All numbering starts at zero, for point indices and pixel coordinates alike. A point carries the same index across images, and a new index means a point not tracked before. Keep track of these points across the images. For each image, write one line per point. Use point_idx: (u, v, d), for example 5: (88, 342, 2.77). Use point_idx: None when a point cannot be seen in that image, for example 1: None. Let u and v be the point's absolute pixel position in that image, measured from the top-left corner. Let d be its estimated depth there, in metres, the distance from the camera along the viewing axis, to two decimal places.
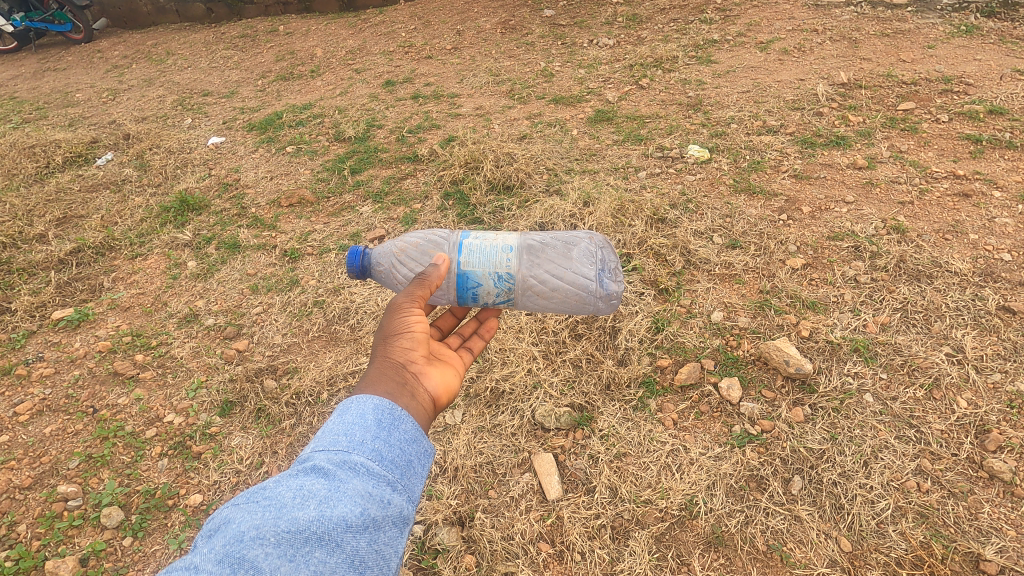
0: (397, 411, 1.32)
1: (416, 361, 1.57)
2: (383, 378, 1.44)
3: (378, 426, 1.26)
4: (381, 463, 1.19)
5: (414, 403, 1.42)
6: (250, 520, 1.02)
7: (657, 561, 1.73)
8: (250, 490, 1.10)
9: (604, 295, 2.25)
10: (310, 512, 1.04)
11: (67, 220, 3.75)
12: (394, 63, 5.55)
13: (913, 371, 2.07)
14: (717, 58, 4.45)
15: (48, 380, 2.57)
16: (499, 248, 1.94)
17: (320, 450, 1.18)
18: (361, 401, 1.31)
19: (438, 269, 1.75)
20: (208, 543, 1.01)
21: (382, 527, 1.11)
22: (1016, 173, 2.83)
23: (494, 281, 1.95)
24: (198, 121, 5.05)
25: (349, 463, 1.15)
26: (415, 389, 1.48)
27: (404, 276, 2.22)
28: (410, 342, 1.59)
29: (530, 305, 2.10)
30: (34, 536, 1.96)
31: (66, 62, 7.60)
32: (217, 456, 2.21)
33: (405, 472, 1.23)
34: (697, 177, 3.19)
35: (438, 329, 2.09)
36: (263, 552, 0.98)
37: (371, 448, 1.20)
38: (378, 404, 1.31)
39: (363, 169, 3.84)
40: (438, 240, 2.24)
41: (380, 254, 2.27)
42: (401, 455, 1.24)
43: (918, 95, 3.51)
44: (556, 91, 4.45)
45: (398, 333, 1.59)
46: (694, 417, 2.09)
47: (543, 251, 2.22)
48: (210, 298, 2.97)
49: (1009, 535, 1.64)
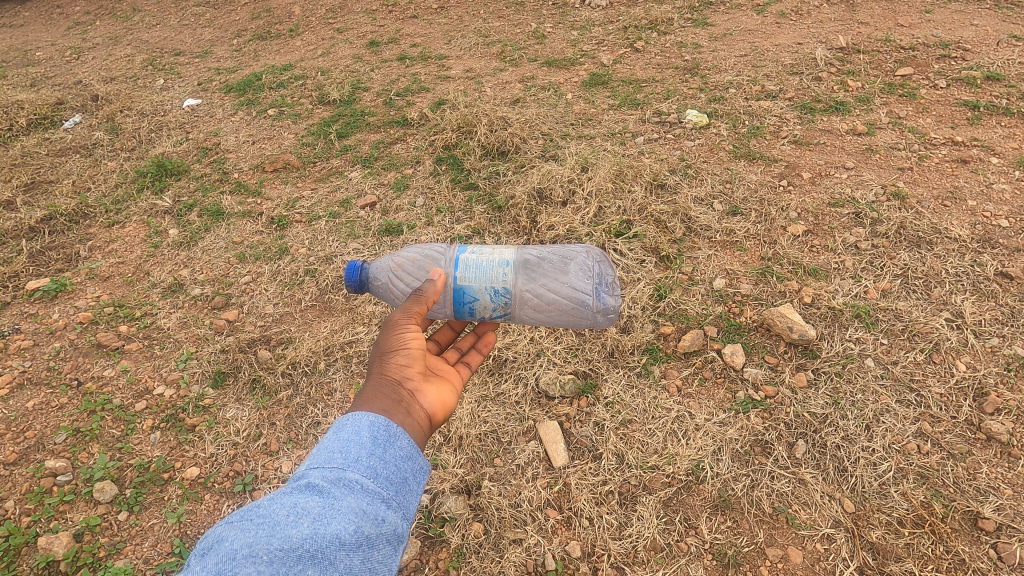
0: (392, 428, 1.28)
1: (412, 377, 1.50)
2: (377, 395, 1.38)
3: (373, 442, 1.21)
4: (376, 480, 1.15)
5: (410, 421, 1.36)
6: (243, 537, 0.97)
7: (665, 525, 1.75)
8: (243, 508, 1.04)
9: (601, 309, 2.14)
10: (303, 530, 1.00)
11: (36, 186, 3.55)
12: (378, 23, 5.33)
13: (913, 336, 2.10)
14: (713, 20, 4.36)
15: (27, 353, 2.46)
16: (496, 263, 1.83)
17: (314, 468, 1.14)
18: (357, 418, 1.27)
19: (434, 283, 1.68)
20: (199, 563, 0.95)
21: (376, 545, 1.07)
22: (1013, 139, 2.84)
23: (491, 296, 1.85)
24: (171, 82, 4.80)
25: (343, 480, 1.11)
26: (411, 407, 1.41)
27: (402, 291, 2.11)
28: (406, 358, 1.52)
29: (527, 319, 1.99)
30: (24, 512, 1.89)
31: (24, 18, 7.13)
32: (212, 428, 2.14)
33: (400, 489, 1.19)
34: (696, 143, 3.14)
35: (435, 343, 2.01)
36: (255, 570, 0.92)
37: (366, 465, 1.16)
38: (373, 421, 1.26)
39: (350, 133, 3.70)
40: (435, 254, 2.13)
41: (377, 268, 2.17)
42: (396, 472, 1.20)
43: (917, 60, 3.48)
44: (548, 53, 4.32)
45: (394, 349, 1.52)
46: (697, 383, 2.09)
47: (539, 264, 2.08)
48: (195, 267, 2.86)
49: (1006, 493, 1.68)
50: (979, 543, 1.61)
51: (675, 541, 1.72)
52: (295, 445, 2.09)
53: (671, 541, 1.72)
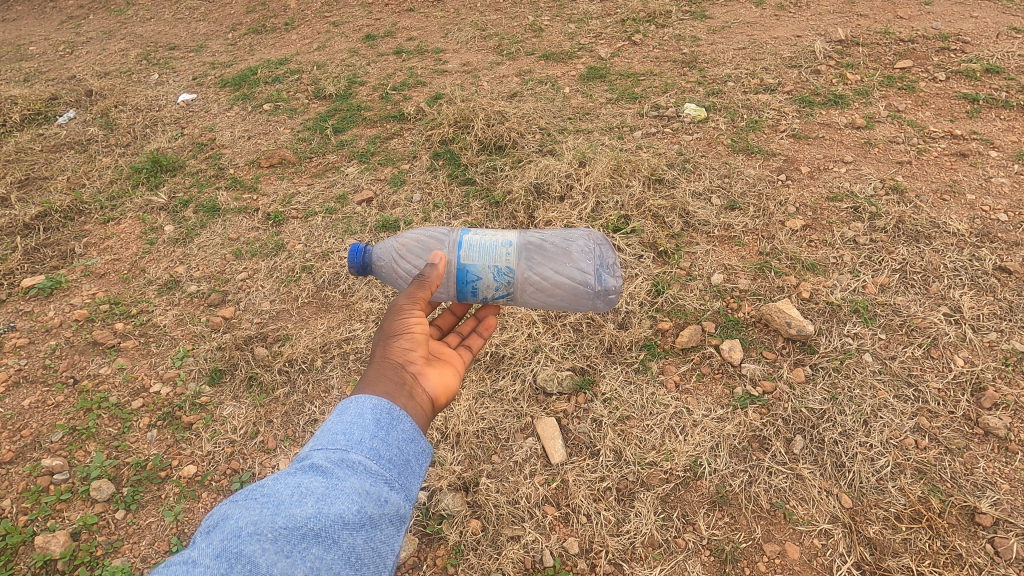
0: (396, 410, 1.26)
1: (415, 361, 1.49)
2: (381, 379, 1.37)
3: (377, 424, 1.20)
4: (379, 461, 1.13)
5: (413, 403, 1.34)
6: (247, 515, 0.97)
7: (663, 521, 1.75)
8: (248, 486, 1.04)
9: (603, 291, 2.13)
10: (307, 509, 0.99)
11: (30, 182, 3.53)
12: (374, 16, 5.28)
13: (911, 331, 2.09)
14: (712, 13, 4.33)
15: (23, 351, 2.44)
16: (500, 243, 1.83)
17: (318, 449, 1.12)
18: (361, 399, 1.25)
19: (437, 268, 1.66)
20: (205, 539, 0.96)
21: (379, 526, 1.06)
22: (1012, 132, 2.83)
23: (494, 275, 1.84)
24: (165, 76, 4.76)
25: (347, 461, 1.10)
26: (414, 390, 1.40)
27: (405, 271, 2.10)
28: (409, 342, 1.51)
29: (530, 301, 1.98)
30: (20, 511, 1.88)
31: (16, 12, 7.07)
32: (209, 426, 2.14)
33: (403, 471, 1.17)
34: (694, 137, 3.13)
35: (438, 328, 1.99)
36: (260, 548, 0.93)
37: (370, 446, 1.14)
38: (377, 402, 1.24)
39: (346, 127, 3.68)
40: (437, 237, 2.13)
41: (380, 250, 2.16)
42: (400, 453, 1.18)
43: (916, 53, 3.46)
44: (546, 46, 4.29)
45: (397, 334, 1.51)
46: (696, 379, 2.09)
47: (541, 247, 2.08)
48: (191, 264, 2.85)
49: (1003, 488, 1.69)
50: (976, 538, 1.61)
51: (673, 537, 1.72)
52: (292, 443, 2.08)
53: (669, 537, 1.72)
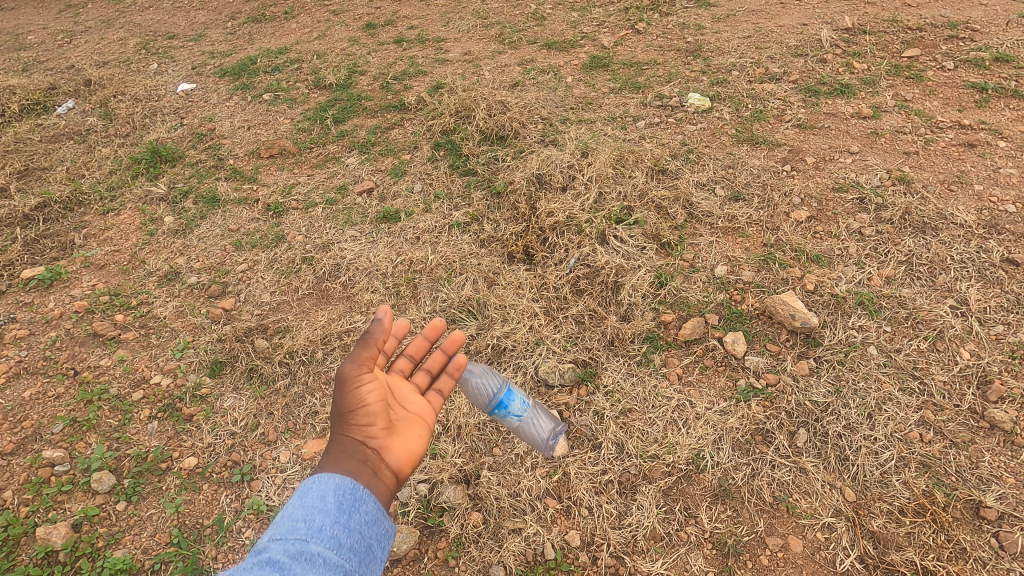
0: (358, 490, 1.25)
1: (376, 436, 1.42)
2: (340, 466, 1.31)
3: (338, 509, 1.19)
4: (340, 551, 1.12)
5: (377, 488, 1.30)
6: None
7: (665, 514, 1.75)
8: None
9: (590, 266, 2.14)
10: None
11: (30, 172, 3.50)
12: (374, 5, 5.22)
13: (917, 323, 2.07)
14: (716, 1, 4.27)
15: (23, 342, 2.43)
16: None
17: (276, 540, 1.12)
18: (321, 482, 1.24)
19: (382, 324, 1.52)
20: None
21: None
22: (1021, 122, 2.78)
23: None
24: (164, 66, 4.72)
25: (305, 554, 1.09)
26: (377, 472, 1.34)
27: None
28: (366, 417, 1.43)
29: None
30: (22, 502, 1.88)
31: (14, 1, 7.01)
32: (210, 418, 2.13)
33: (364, 558, 1.16)
34: (698, 127, 3.09)
35: (408, 359, 1.75)
36: None
37: (329, 535, 1.13)
38: (339, 483, 1.24)
39: (346, 118, 3.65)
40: None
41: None
42: (361, 540, 1.17)
43: (924, 41, 3.41)
44: (548, 35, 4.24)
45: (352, 410, 1.43)
46: (698, 372, 2.08)
47: None
48: (191, 255, 2.83)
49: (1009, 482, 1.67)
50: (981, 532, 1.60)
51: (675, 530, 1.72)
52: (293, 435, 2.07)
53: (671, 530, 1.72)
